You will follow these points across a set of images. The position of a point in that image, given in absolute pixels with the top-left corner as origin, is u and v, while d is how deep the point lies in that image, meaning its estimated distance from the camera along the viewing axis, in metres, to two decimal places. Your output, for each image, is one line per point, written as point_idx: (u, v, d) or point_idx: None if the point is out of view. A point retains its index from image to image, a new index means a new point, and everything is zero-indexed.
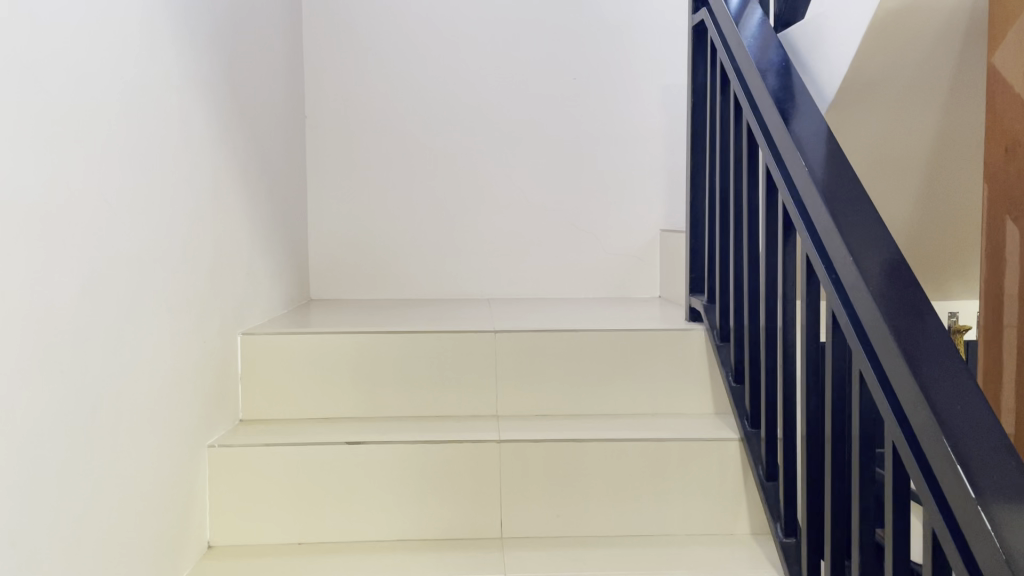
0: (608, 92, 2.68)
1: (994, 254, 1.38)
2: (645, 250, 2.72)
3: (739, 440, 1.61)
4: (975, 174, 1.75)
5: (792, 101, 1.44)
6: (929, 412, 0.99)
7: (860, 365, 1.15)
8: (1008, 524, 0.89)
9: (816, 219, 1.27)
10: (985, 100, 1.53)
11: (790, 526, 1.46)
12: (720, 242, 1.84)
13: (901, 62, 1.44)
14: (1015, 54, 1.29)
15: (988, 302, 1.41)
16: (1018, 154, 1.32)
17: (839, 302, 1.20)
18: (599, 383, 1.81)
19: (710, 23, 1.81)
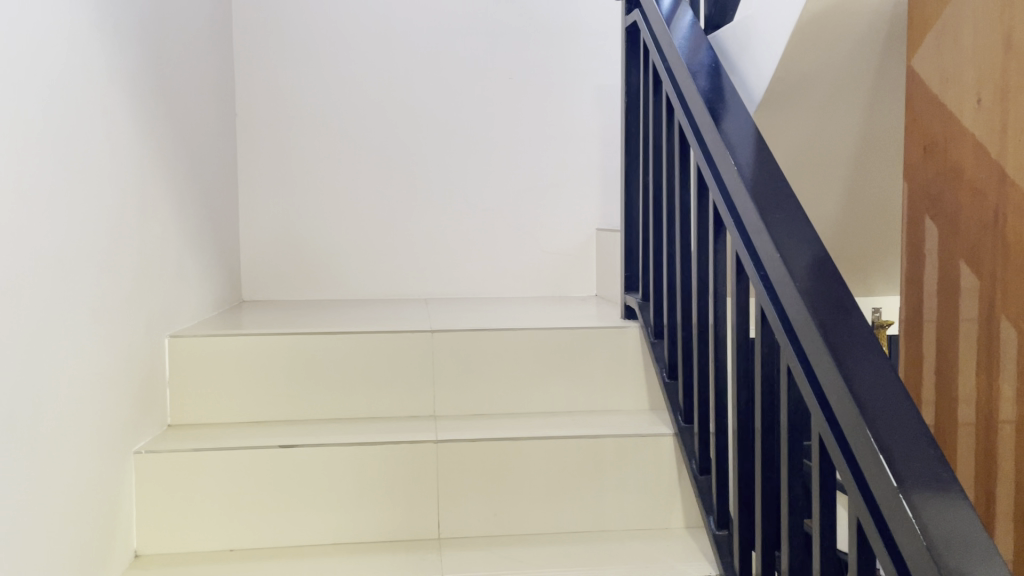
0: (545, 91, 2.69)
1: (914, 250, 1.41)
2: (582, 249, 2.74)
3: (673, 435, 1.64)
4: (895, 175, 1.80)
5: (722, 103, 1.47)
6: (852, 403, 1.02)
7: (789, 360, 1.18)
8: (927, 512, 0.92)
9: (745, 217, 1.30)
10: (904, 103, 1.58)
11: (723, 519, 1.48)
12: (654, 240, 1.86)
13: (825, 65, 1.48)
14: (933, 58, 1.33)
15: (909, 298, 1.44)
16: (936, 153, 1.35)
17: (768, 297, 1.24)
18: (536, 381, 1.82)
19: (643, 23, 1.84)
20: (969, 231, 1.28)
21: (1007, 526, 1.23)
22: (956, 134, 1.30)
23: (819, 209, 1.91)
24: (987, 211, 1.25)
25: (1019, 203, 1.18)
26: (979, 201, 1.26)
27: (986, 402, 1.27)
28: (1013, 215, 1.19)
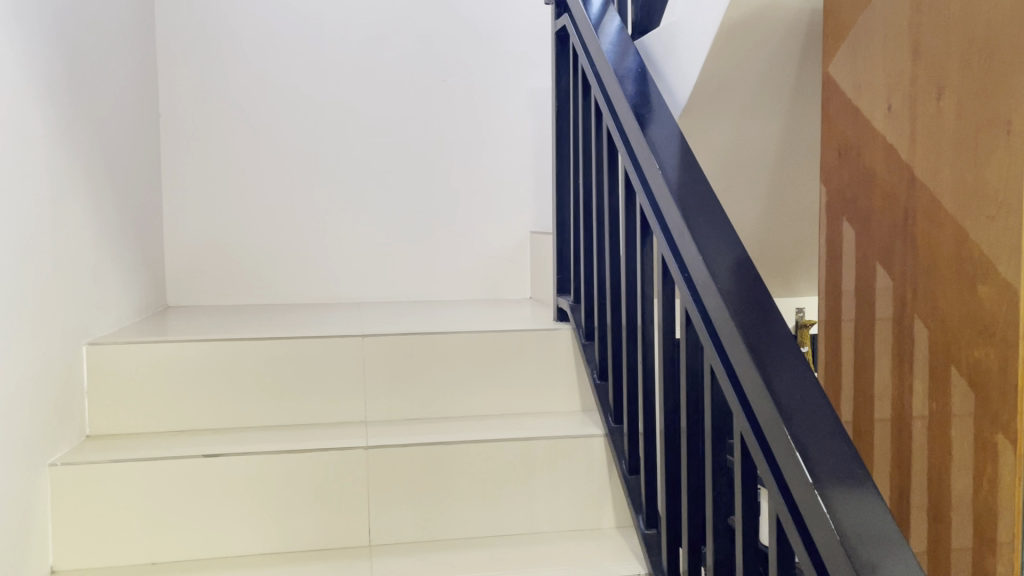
0: (477, 94, 2.69)
1: (833, 251, 1.45)
2: (516, 251, 2.75)
3: (603, 436, 1.65)
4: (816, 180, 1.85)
5: (648, 108, 1.49)
6: (770, 402, 1.05)
7: (712, 361, 1.20)
8: (841, 507, 0.95)
9: (669, 220, 1.33)
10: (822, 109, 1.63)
11: (651, 518, 1.50)
12: (584, 243, 1.88)
13: (746, 71, 1.51)
14: (846, 64, 1.37)
15: (828, 299, 1.48)
16: (850, 157, 1.39)
17: (692, 298, 1.26)
18: (468, 385, 1.82)
19: (572, 28, 1.85)
20: (882, 232, 1.32)
21: (921, 520, 1.26)
22: (869, 139, 1.33)
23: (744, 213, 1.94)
24: (898, 214, 1.28)
25: (927, 206, 1.22)
26: (890, 203, 1.29)
27: (900, 398, 1.30)
28: (921, 217, 1.23)
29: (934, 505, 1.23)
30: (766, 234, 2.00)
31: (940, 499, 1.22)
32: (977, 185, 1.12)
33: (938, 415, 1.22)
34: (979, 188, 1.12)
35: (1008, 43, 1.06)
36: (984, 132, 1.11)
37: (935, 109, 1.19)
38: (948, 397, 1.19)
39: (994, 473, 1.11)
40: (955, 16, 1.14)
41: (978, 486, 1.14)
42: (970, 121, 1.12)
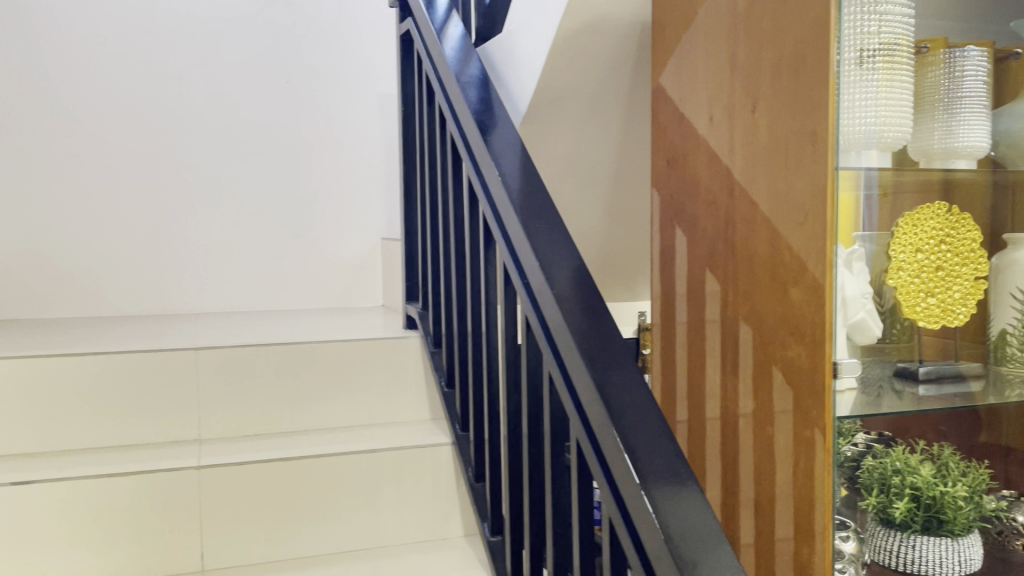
0: (322, 96, 2.62)
1: (667, 256, 1.50)
2: (367, 258, 2.71)
3: (451, 444, 1.64)
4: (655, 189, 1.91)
5: (492, 117, 1.49)
6: (602, 406, 1.06)
7: (550, 368, 1.20)
8: (666, 505, 0.96)
9: (510, 227, 1.33)
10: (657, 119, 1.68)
11: (497, 525, 1.49)
12: (432, 249, 1.85)
13: (583, 80, 1.54)
14: (675, 76, 1.42)
15: (664, 303, 1.53)
16: (678, 166, 1.44)
17: (531, 305, 1.26)
18: (312, 396, 1.76)
19: (416, 32, 1.83)
20: (707, 237, 1.37)
21: (748, 513, 1.31)
22: (695, 147, 1.38)
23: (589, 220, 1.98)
24: (720, 220, 1.33)
25: (743, 211, 1.27)
26: (714, 210, 1.34)
27: (728, 398, 1.35)
28: (740, 222, 1.28)
29: (759, 499, 1.27)
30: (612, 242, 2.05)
31: (764, 493, 1.27)
32: (786, 193, 1.16)
33: (760, 412, 1.27)
34: (788, 197, 1.16)
35: (811, 58, 1.09)
36: (791, 143, 1.14)
37: (749, 120, 1.23)
38: (768, 396, 1.24)
39: (808, 466, 1.15)
40: (765, 31, 1.18)
41: (795, 479, 1.19)
42: (780, 133, 1.16)
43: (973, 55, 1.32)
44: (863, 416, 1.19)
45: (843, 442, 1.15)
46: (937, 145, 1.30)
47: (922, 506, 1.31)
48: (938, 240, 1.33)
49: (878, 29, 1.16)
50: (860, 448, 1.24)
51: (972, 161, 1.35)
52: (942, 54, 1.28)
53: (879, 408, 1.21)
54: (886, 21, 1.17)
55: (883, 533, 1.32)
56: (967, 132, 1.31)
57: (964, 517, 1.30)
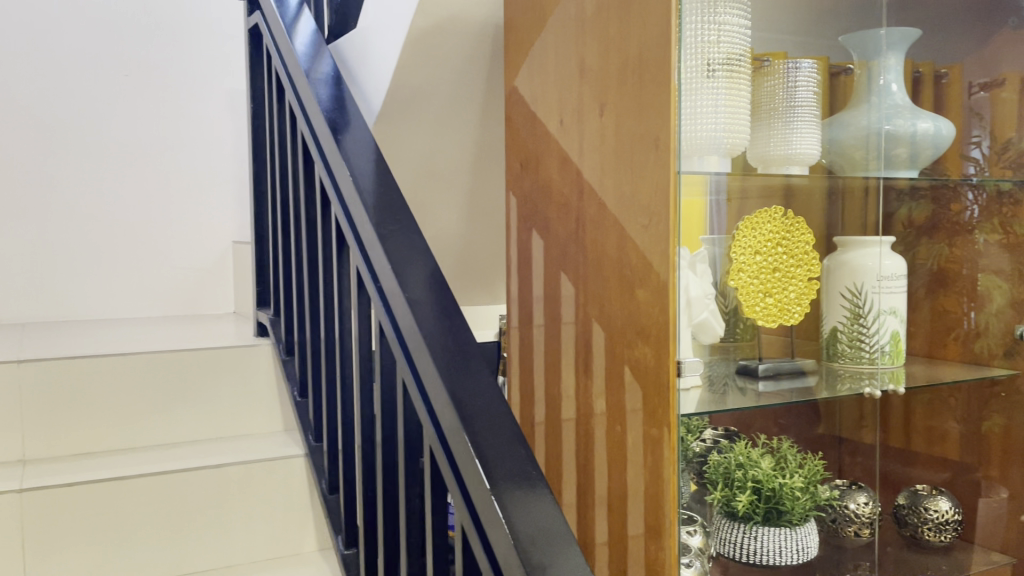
0: (165, 94, 2.51)
1: (524, 258, 1.50)
2: (216, 263, 2.60)
3: (304, 456, 1.57)
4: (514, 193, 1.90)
5: (344, 117, 1.44)
6: (454, 409, 1.03)
7: (404, 376, 1.16)
8: (516, 509, 0.94)
9: (362, 230, 1.28)
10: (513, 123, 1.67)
11: (351, 538, 1.44)
12: (284, 254, 1.78)
13: (437, 80, 1.52)
14: (529, 79, 1.42)
15: (522, 305, 1.53)
16: (533, 168, 1.44)
17: (384, 310, 1.22)
18: (153, 410, 1.65)
19: (264, 26, 1.76)
20: (560, 239, 1.38)
21: (603, 512, 1.32)
22: (548, 150, 1.39)
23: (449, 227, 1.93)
24: (572, 222, 1.34)
25: (593, 214, 1.28)
26: (565, 213, 1.35)
27: (583, 399, 1.36)
28: (591, 225, 1.29)
29: (613, 497, 1.29)
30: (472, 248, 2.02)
31: (618, 492, 1.28)
32: (633, 197, 1.17)
33: (613, 413, 1.28)
34: (635, 201, 1.17)
35: (653, 63, 1.11)
36: (637, 148, 1.16)
37: (598, 124, 1.24)
38: (620, 397, 1.26)
39: (658, 465, 1.17)
40: (612, 36, 1.20)
41: (648, 479, 1.20)
42: (627, 137, 1.18)
43: (806, 67, 1.39)
44: (707, 413, 1.22)
45: (694, 438, 1.20)
46: (775, 151, 1.35)
47: (763, 498, 1.38)
48: (774, 243, 1.41)
49: (718, 38, 1.21)
50: (709, 442, 1.26)
51: (806, 168, 1.40)
52: (783, 66, 1.35)
53: (724, 404, 1.26)
54: (725, 30, 1.22)
55: (729, 526, 1.35)
56: (800, 139, 1.38)
57: (800, 506, 1.41)
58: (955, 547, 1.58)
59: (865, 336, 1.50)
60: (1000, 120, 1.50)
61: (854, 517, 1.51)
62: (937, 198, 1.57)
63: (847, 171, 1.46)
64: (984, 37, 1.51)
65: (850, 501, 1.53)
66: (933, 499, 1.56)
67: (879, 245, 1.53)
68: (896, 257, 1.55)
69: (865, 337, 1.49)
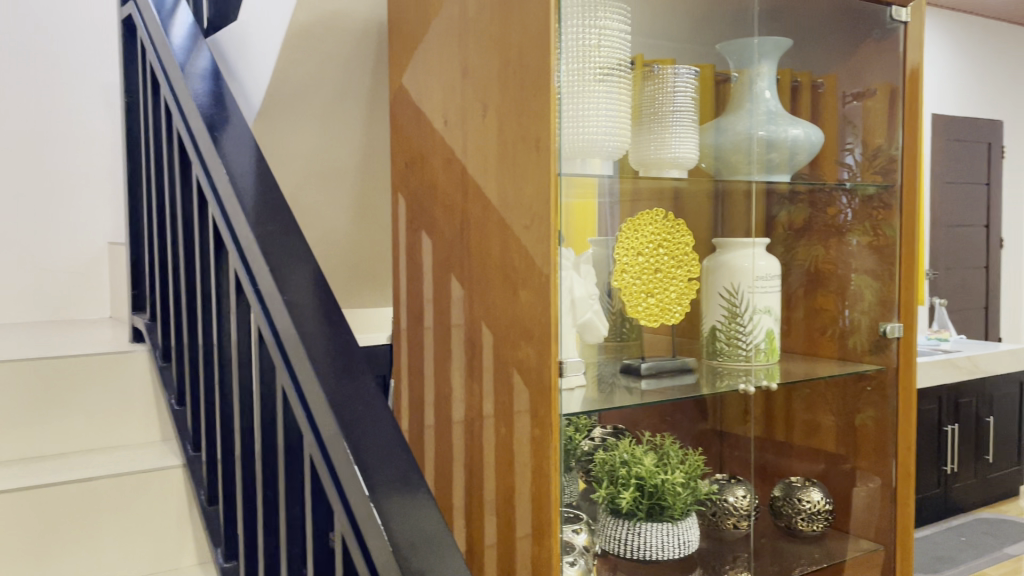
0: (31, 86, 2.37)
1: (414, 259, 1.48)
2: (90, 265, 2.48)
3: (182, 466, 1.50)
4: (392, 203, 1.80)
5: (223, 115, 1.38)
6: (332, 415, 1.00)
7: (283, 384, 1.11)
8: (395, 516, 0.93)
9: (239, 230, 1.22)
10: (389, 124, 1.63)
11: (232, 550, 1.39)
12: (161, 255, 1.70)
13: (319, 76, 1.49)
14: (416, 77, 1.40)
15: (412, 307, 1.51)
16: (420, 168, 1.42)
17: (263, 316, 1.16)
18: (16, 422, 1.55)
19: (138, 18, 1.68)
20: (449, 241, 1.36)
21: (491, 514, 1.31)
22: (432, 148, 1.38)
23: (330, 231, 1.80)
24: (457, 222, 1.33)
25: (478, 215, 1.27)
26: (452, 213, 1.34)
27: (473, 402, 1.34)
28: (476, 225, 1.28)
29: (501, 500, 1.27)
30: (351, 258, 1.89)
31: (506, 495, 1.27)
32: (516, 198, 1.17)
33: (501, 416, 1.26)
34: (518, 201, 1.17)
35: (533, 66, 1.11)
36: (518, 149, 1.16)
37: (481, 124, 1.24)
38: (507, 399, 1.24)
39: (542, 468, 1.17)
40: (493, 35, 1.19)
41: (535, 482, 1.19)
42: (510, 138, 1.17)
43: (684, 73, 1.44)
44: (597, 412, 1.25)
45: (582, 436, 1.23)
46: (653, 154, 1.38)
47: (646, 494, 1.41)
48: (655, 244, 1.47)
49: (599, 43, 1.22)
50: (597, 441, 1.30)
51: (683, 172, 1.44)
52: (670, 72, 1.42)
53: (612, 402, 1.28)
54: (606, 34, 1.23)
55: (614, 522, 1.36)
56: (678, 143, 1.42)
57: (681, 501, 1.45)
58: (828, 535, 1.64)
59: (742, 334, 1.56)
60: (870, 127, 1.58)
61: (733, 510, 1.54)
62: (814, 203, 1.64)
63: (724, 173, 1.51)
64: (851, 45, 1.56)
65: (729, 494, 1.55)
66: (805, 490, 1.65)
67: (753, 247, 1.58)
68: (770, 258, 1.61)
69: (742, 335, 1.56)
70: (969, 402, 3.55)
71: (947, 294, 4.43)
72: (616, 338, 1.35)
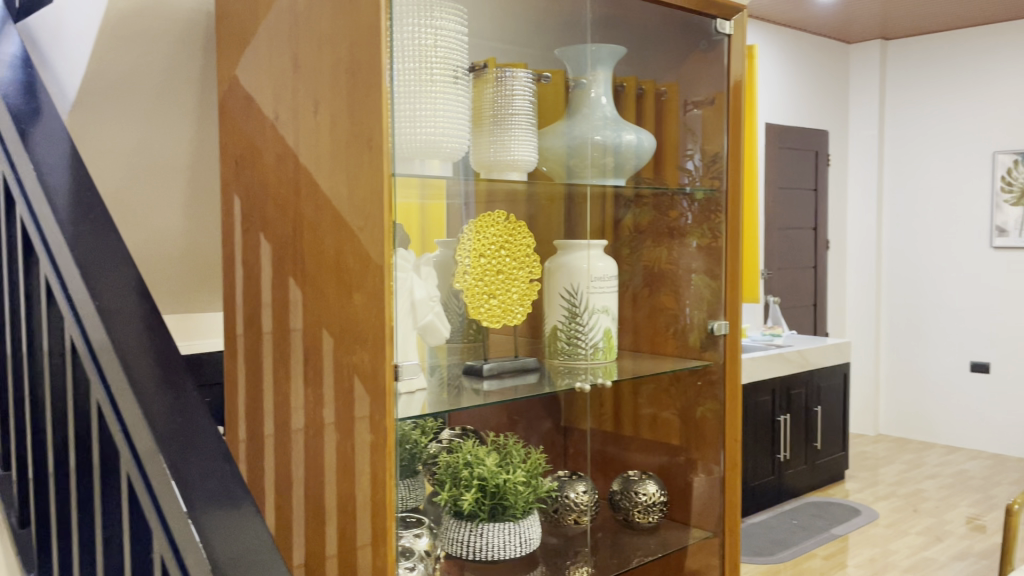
0: None
1: (252, 262, 1.42)
2: None
3: None
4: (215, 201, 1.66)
5: (35, 114, 1.27)
6: (149, 429, 0.96)
7: (98, 398, 1.03)
8: (215, 531, 0.90)
9: (48, 233, 1.13)
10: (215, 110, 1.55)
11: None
12: None
13: (143, 64, 1.42)
14: (251, 70, 1.34)
15: (251, 313, 1.44)
16: (255, 164, 1.36)
17: (76, 325, 1.07)
18: None
19: None
20: (286, 244, 1.31)
21: (331, 525, 1.25)
22: (265, 144, 1.33)
23: (159, 232, 1.65)
24: (290, 221, 1.29)
25: (313, 215, 1.23)
26: (284, 211, 1.30)
27: (312, 410, 1.29)
28: (313, 225, 1.23)
29: (343, 511, 1.22)
30: (172, 266, 1.72)
31: (348, 504, 1.21)
32: (349, 196, 1.14)
33: (343, 426, 1.21)
34: (351, 199, 1.13)
35: (364, 64, 1.09)
36: (350, 147, 1.13)
37: (313, 121, 1.20)
38: (348, 407, 1.19)
39: (381, 473, 1.13)
40: (323, 30, 1.16)
41: (375, 490, 1.15)
42: (340, 136, 1.15)
43: (521, 77, 1.46)
44: (445, 414, 1.28)
45: (430, 438, 1.25)
46: (494, 157, 1.40)
47: (488, 495, 1.42)
48: (497, 247, 1.47)
49: (435, 42, 1.22)
50: (445, 444, 1.31)
51: (524, 173, 1.47)
52: (521, 76, 1.46)
53: (458, 404, 1.32)
54: (442, 34, 1.24)
55: (456, 525, 1.36)
56: (518, 146, 1.44)
57: (522, 500, 1.47)
58: (664, 526, 1.70)
59: (582, 333, 1.62)
60: (708, 135, 1.64)
61: (574, 506, 1.59)
62: (658, 206, 1.70)
63: (568, 177, 1.55)
64: (681, 55, 1.62)
65: (569, 491, 1.61)
66: (642, 483, 1.70)
67: (589, 248, 1.62)
68: (608, 259, 1.66)
69: (581, 334, 1.62)
70: (799, 393, 3.81)
71: (780, 291, 4.72)
72: (470, 339, 1.39)
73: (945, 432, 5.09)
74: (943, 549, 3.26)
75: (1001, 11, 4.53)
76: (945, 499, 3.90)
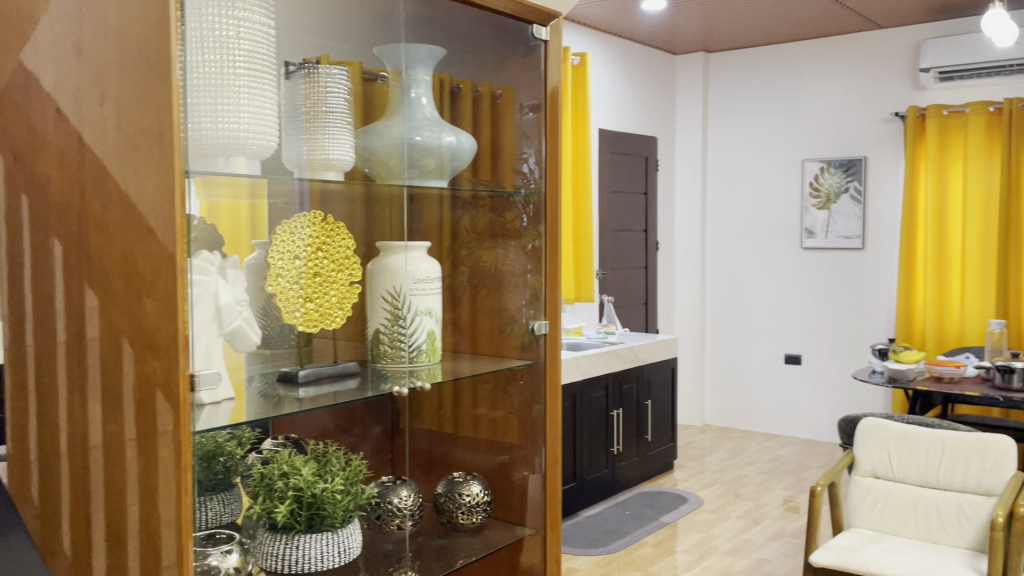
0: None
1: (43, 265, 1.30)
2: None
3: None
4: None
5: None
6: None
7: None
8: None
9: None
10: None
11: None
12: None
13: None
14: (37, 55, 1.23)
15: (42, 318, 1.33)
16: (42, 157, 1.26)
17: None
18: None
19: None
20: (76, 245, 1.20)
21: (134, 548, 1.16)
22: (51, 135, 1.23)
23: None
24: (79, 221, 1.19)
25: (104, 212, 1.14)
26: (74, 209, 1.20)
27: (110, 424, 1.19)
28: (106, 223, 1.13)
29: (146, 531, 1.12)
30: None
31: (150, 521, 1.12)
32: (140, 194, 1.06)
33: (145, 438, 1.11)
34: (142, 196, 1.06)
35: (152, 54, 1.02)
36: (139, 141, 1.05)
37: (99, 114, 1.12)
38: (146, 419, 1.10)
39: (180, 486, 1.05)
40: (108, 14, 1.08)
41: (179, 505, 1.05)
42: (129, 128, 1.07)
43: (338, 75, 1.43)
44: (264, 422, 1.25)
45: (246, 447, 1.21)
46: (313, 156, 1.36)
47: (304, 505, 1.37)
48: (312, 248, 1.43)
49: (238, 34, 1.17)
50: (265, 454, 1.29)
51: (342, 173, 1.43)
52: (349, 74, 1.44)
53: (279, 412, 1.29)
54: (245, 25, 1.19)
55: (270, 538, 1.33)
56: (337, 145, 1.41)
57: (341, 508, 1.42)
58: (488, 527, 1.69)
59: (404, 335, 1.59)
60: (538, 139, 1.68)
61: (397, 511, 1.57)
62: (495, 208, 1.68)
63: (409, 174, 1.57)
64: (501, 58, 1.63)
65: (393, 496, 1.58)
66: (466, 483, 1.67)
67: (407, 249, 1.61)
68: (430, 261, 1.65)
69: (404, 337, 1.59)
70: (631, 387, 3.97)
71: (614, 290, 4.91)
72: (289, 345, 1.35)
73: (763, 420, 5.46)
74: (759, 531, 3.49)
75: (808, 30, 4.90)
76: (763, 483, 4.18)
